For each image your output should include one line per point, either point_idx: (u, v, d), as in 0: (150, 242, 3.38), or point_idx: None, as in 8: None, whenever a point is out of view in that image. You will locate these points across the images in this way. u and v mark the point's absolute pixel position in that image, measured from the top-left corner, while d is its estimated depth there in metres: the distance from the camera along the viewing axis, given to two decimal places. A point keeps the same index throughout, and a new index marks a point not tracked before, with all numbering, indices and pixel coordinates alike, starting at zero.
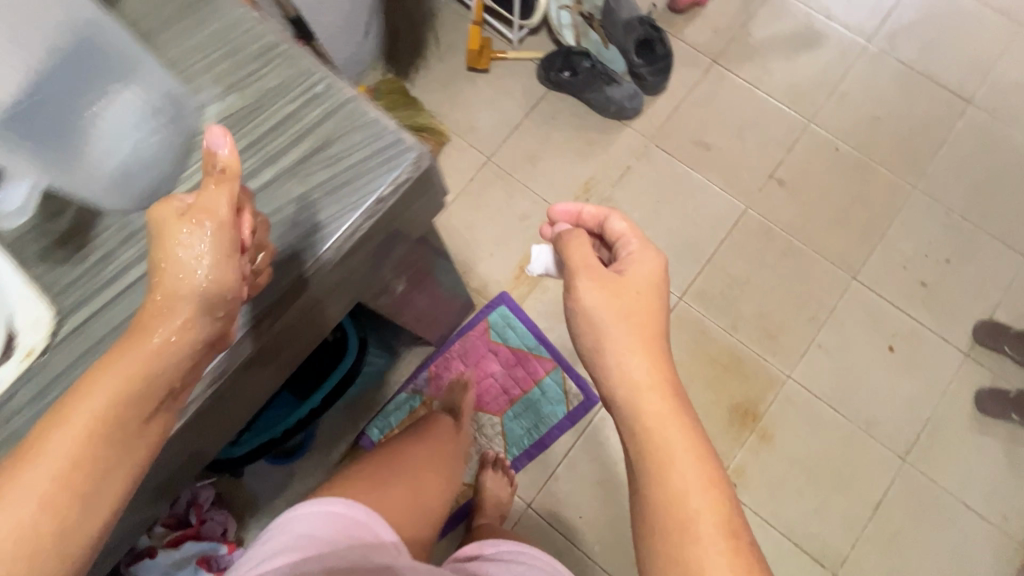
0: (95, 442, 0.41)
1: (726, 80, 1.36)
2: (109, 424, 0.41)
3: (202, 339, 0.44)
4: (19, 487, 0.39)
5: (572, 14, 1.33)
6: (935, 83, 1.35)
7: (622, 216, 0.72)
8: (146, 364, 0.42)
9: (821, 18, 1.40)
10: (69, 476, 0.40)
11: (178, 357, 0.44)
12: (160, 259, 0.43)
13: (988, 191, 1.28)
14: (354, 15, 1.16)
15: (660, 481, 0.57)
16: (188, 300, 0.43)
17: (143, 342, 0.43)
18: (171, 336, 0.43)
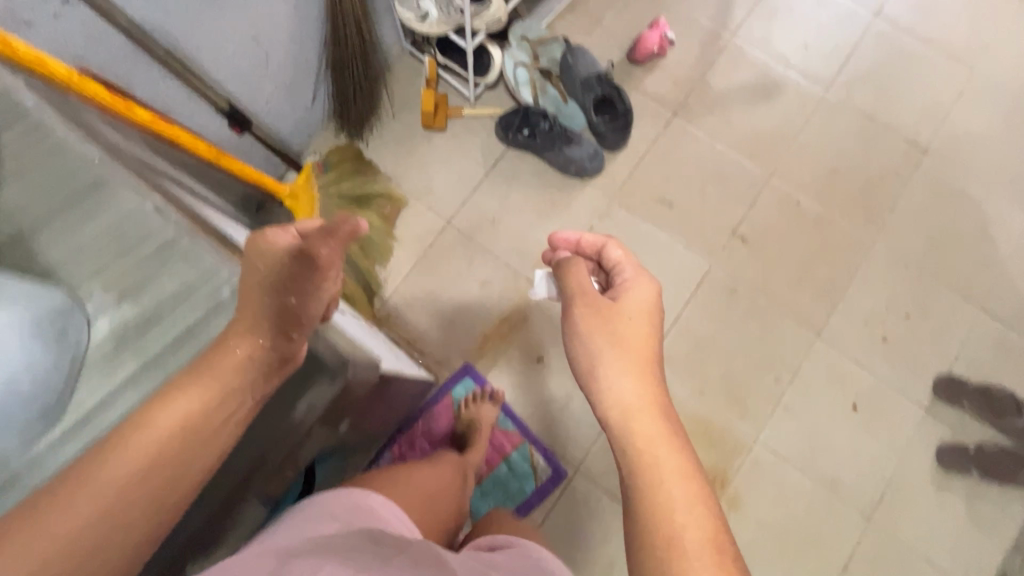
0: (187, 422, 0.53)
1: (687, 133, 1.35)
2: (197, 415, 0.54)
3: (272, 359, 0.58)
4: (124, 448, 0.50)
5: (529, 70, 1.29)
6: (891, 134, 1.37)
7: (618, 244, 0.75)
8: (232, 372, 0.56)
9: (779, 67, 1.40)
10: (159, 449, 0.51)
11: (255, 369, 0.57)
12: (264, 270, 0.57)
13: (943, 243, 1.30)
14: (296, 85, 1.12)
15: (650, 498, 0.55)
16: (274, 318, 0.58)
17: (237, 353, 0.57)
18: (252, 352, 0.57)
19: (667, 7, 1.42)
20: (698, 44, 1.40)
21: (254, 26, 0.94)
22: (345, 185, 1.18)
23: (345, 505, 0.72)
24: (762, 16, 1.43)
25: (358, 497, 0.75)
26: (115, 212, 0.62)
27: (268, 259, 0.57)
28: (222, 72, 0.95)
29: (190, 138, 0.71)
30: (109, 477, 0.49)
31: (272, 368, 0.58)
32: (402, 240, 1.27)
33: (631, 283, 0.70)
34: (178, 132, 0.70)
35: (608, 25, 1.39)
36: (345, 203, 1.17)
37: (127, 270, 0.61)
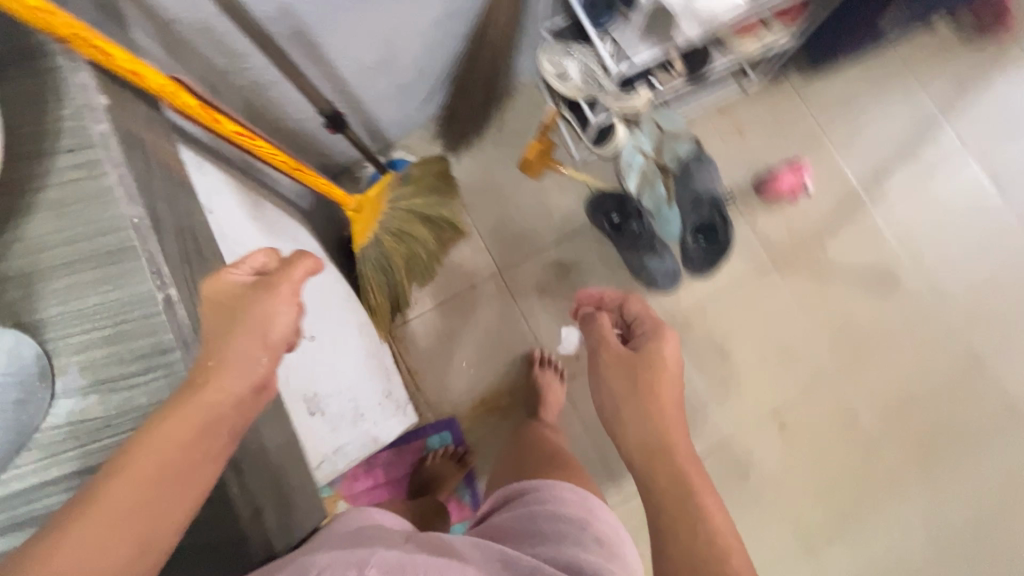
0: (149, 480, 0.37)
1: (777, 290, 1.24)
2: (165, 465, 0.38)
3: (253, 381, 0.42)
4: (62, 537, 0.35)
5: (647, 159, 1.15)
6: (994, 386, 1.21)
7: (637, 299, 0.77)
8: (204, 410, 0.39)
9: (907, 262, 1.25)
10: (126, 514, 0.37)
11: (226, 405, 0.40)
12: (217, 307, 0.43)
13: (990, 527, 1.16)
14: (413, 85, 1.08)
15: (683, 543, 0.54)
16: (241, 355, 0.41)
17: (212, 388, 0.40)
18: (221, 385, 0.40)
19: (819, 149, 1.29)
20: (832, 202, 1.27)
21: (393, 28, 0.89)
22: (416, 200, 1.08)
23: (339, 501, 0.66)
24: (915, 200, 1.27)
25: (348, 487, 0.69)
26: (99, 290, 0.40)
27: (225, 301, 0.43)
28: (346, 60, 0.91)
29: (271, 149, 0.68)
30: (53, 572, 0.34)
31: (251, 398, 0.42)
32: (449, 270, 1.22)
33: (656, 332, 0.69)
34: (261, 141, 0.67)
35: (749, 142, 1.28)
36: (410, 219, 1.07)
37: (100, 361, 0.40)
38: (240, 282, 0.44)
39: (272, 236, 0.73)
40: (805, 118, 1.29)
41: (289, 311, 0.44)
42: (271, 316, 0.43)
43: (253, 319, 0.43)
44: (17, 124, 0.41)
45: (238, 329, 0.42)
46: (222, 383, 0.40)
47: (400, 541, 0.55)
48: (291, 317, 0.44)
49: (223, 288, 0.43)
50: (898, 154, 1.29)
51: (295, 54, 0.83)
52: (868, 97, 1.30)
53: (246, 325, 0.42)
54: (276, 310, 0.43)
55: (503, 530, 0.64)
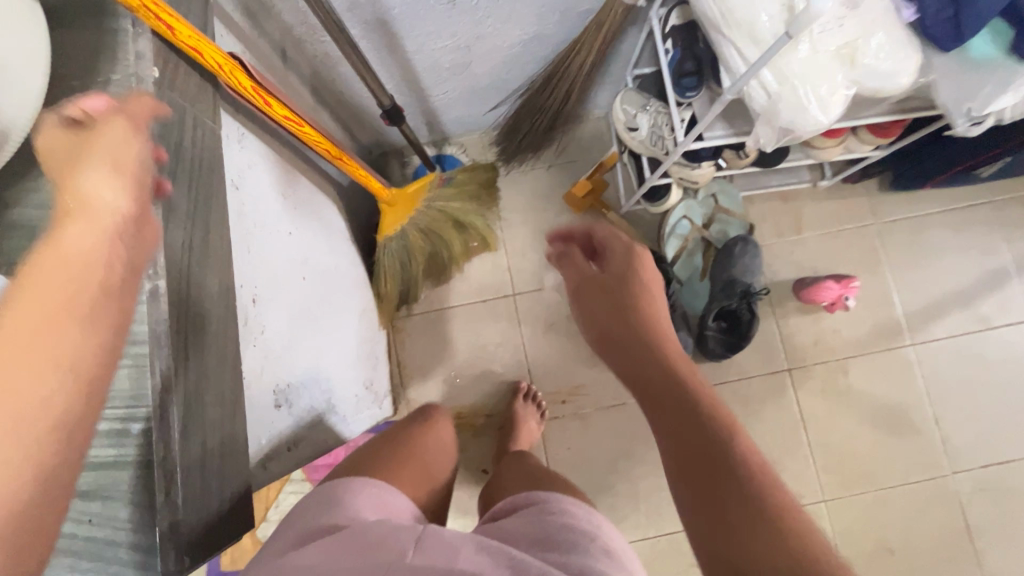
0: (47, 313, 0.30)
1: (783, 396, 1.19)
2: (52, 296, 0.31)
3: (127, 209, 0.35)
4: None
5: (692, 229, 1.17)
6: (978, 565, 1.14)
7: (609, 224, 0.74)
8: (82, 239, 0.33)
9: (928, 410, 1.19)
10: (30, 358, 0.29)
11: (105, 225, 0.34)
12: (57, 156, 0.35)
13: None
14: (482, 92, 1.06)
15: (705, 463, 0.49)
16: (103, 179, 0.35)
17: (83, 224, 0.33)
18: (90, 209, 0.34)
19: (874, 269, 1.22)
20: (869, 326, 1.21)
21: (474, 38, 0.88)
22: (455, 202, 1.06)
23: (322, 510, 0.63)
24: (959, 352, 1.20)
25: (335, 497, 0.65)
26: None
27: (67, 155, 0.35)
28: (421, 56, 0.90)
29: (316, 137, 0.69)
30: None
31: (132, 220, 0.36)
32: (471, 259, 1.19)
33: (631, 255, 0.69)
34: (308, 124, 0.67)
35: (803, 241, 1.22)
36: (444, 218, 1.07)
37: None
38: (64, 126, 0.36)
39: (297, 215, 0.74)
40: (869, 232, 1.23)
41: (141, 136, 0.38)
42: (117, 139, 0.36)
43: (103, 147, 0.36)
44: (71, 76, 0.42)
45: (89, 160, 0.35)
46: (93, 213, 0.34)
47: (400, 557, 0.51)
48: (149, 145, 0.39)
49: (48, 137, 0.36)
50: (956, 299, 1.21)
51: (372, 39, 0.83)
52: (943, 232, 1.23)
53: (95, 154, 0.35)
54: (129, 135, 0.37)
55: (509, 536, 0.61)
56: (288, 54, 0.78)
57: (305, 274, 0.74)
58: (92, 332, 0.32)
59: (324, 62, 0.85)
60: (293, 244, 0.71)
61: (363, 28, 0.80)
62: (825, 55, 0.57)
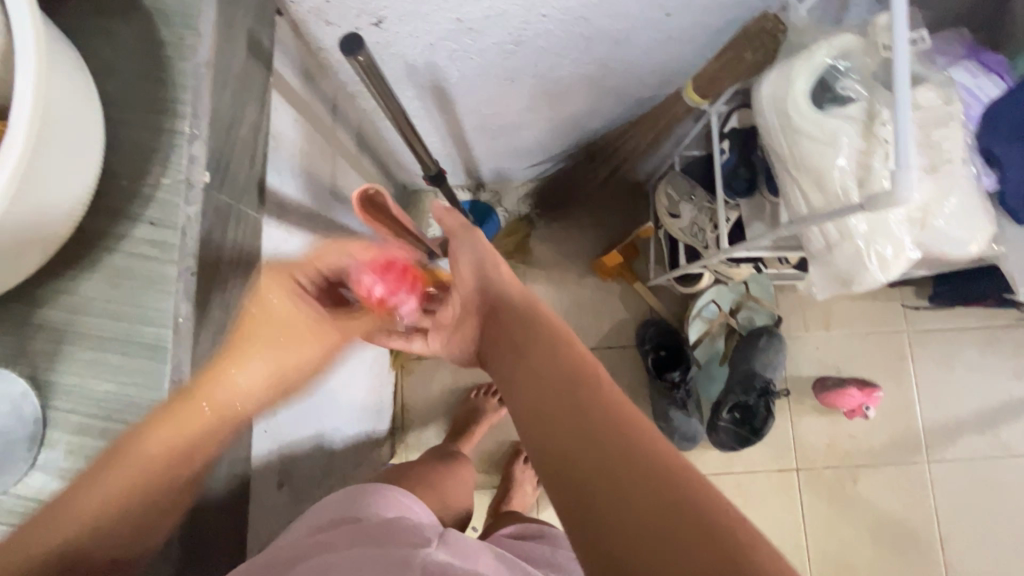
0: (176, 452, 0.41)
1: (787, 497, 1.16)
2: (175, 452, 0.41)
3: (243, 403, 0.46)
4: (92, 490, 0.38)
5: (719, 315, 1.14)
6: None
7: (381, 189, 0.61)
8: (203, 422, 0.42)
9: (934, 531, 1.15)
10: (129, 500, 0.40)
11: (216, 426, 0.44)
12: (269, 312, 0.48)
13: None
14: (526, 153, 1.05)
15: (558, 416, 0.39)
16: (248, 380, 0.45)
17: (222, 388, 0.44)
18: (221, 402, 0.44)
19: (899, 379, 1.19)
20: (886, 437, 1.17)
21: (527, 108, 0.86)
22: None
23: (346, 495, 0.62)
24: (974, 476, 1.16)
25: (359, 492, 0.63)
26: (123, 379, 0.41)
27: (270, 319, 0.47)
28: (472, 116, 0.88)
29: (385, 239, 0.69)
30: (76, 525, 0.38)
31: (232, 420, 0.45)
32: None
33: None
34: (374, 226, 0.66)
35: (829, 339, 1.19)
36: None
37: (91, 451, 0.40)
38: (299, 304, 0.49)
39: None
40: (898, 340, 1.19)
41: (314, 355, 0.50)
42: (286, 347, 0.48)
43: (259, 337, 0.46)
44: (120, 173, 0.42)
45: (264, 356, 0.46)
46: (218, 404, 0.44)
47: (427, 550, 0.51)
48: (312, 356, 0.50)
49: (276, 301, 0.48)
50: (980, 421, 1.17)
51: (424, 101, 0.81)
52: (975, 350, 1.19)
53: (276, 348, 0.47)
54: (301, 352, 0.49)
55: (524, 553, 0.64)
56: (337, 108, 0.76)
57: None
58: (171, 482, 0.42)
59: (371, 114, 0.83)
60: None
61: (416, 92, 0.78)
62: (895, 215, 0.55)
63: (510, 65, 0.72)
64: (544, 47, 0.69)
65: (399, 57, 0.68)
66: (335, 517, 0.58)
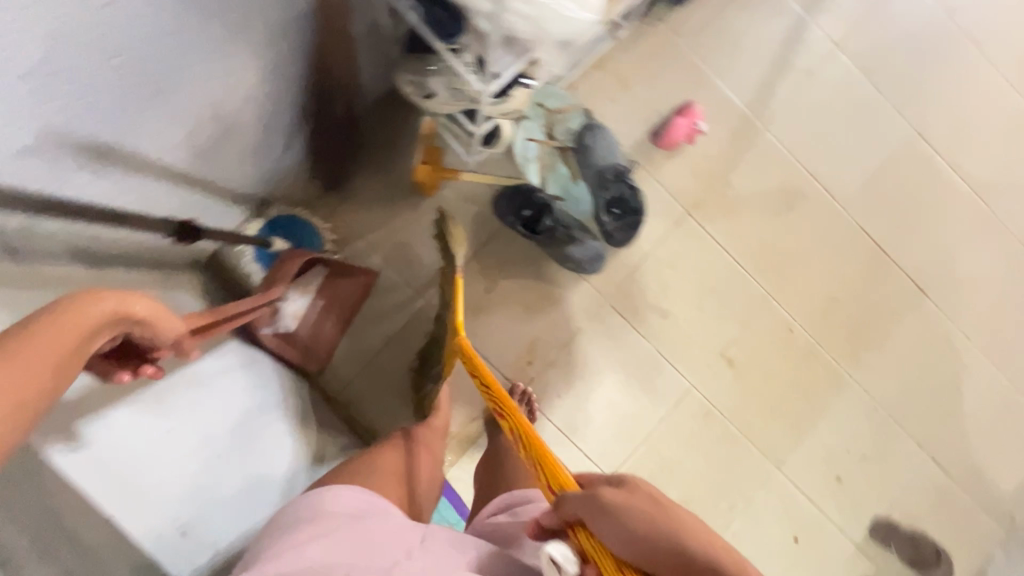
0: (120, 318, 0.48)
1: (696, 237, 1.25)
2: (116, 321, 0.47)
3: (161, 332, 0.55)
4: (80, 309, 0.43)
5: (541, 146, 1.13)
6: (896, 269, 1.31)
7: (169, 324, 0.56)
8: (147, 317, 0.52)
9: (804, 173, 1.29)
10: (78, 334, 0.42)
11: (155, 322, 0.53)
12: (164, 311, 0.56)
13: (916, 391, 1.31)
14: (271, 142, 0.94)
15: None
16: (163, 323, 0.55)
17: (153, 310, 0.53)
18: (159, 327, 0.55)
19: (706, 83, 1.26)
20: (727, 133, 1.26)
21: (215, 105, 0.75)
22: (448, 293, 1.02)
23: (308, 509, 0.72)
24: (801, 111, 1.30)
25: (314, 506, 0.72)
26: None
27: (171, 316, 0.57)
28: (175, 151, 0.75)
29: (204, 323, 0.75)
30: (60, 321, 0.41)
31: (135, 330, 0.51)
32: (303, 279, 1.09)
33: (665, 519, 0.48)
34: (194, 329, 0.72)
35: (637, 95, 1.23)
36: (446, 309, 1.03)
37: None
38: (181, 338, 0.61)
39: (171, 410, 0.77)
40: (684, 53, 1.25)
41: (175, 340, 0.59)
42: (173, 324, 0.57)
43: (170, 320, 0.57)
44: None
45: (173, 320, 0.57)
46: (160, 315, 0.54)
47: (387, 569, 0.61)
48: (174, 334, 0.57)
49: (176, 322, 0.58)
50: (778, 67, 1.29)
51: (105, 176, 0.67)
52: (740, 15, 1.27)
53: (173, 334, 0.57)
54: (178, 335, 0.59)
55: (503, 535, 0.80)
56: (21, 252, 0.62)
57: (225, 448, 0.82)
58: (102, 322, 0.45)
59: (90, 229, 0.71)
60: (197, 434, 0.79)
61: (139, 213, 0.75)
62: None
63: (143, 77, 0.61)
64: (146, 38, 0.58)
65: (18, 158, 0.54)
66: (299, 529, 0.68)
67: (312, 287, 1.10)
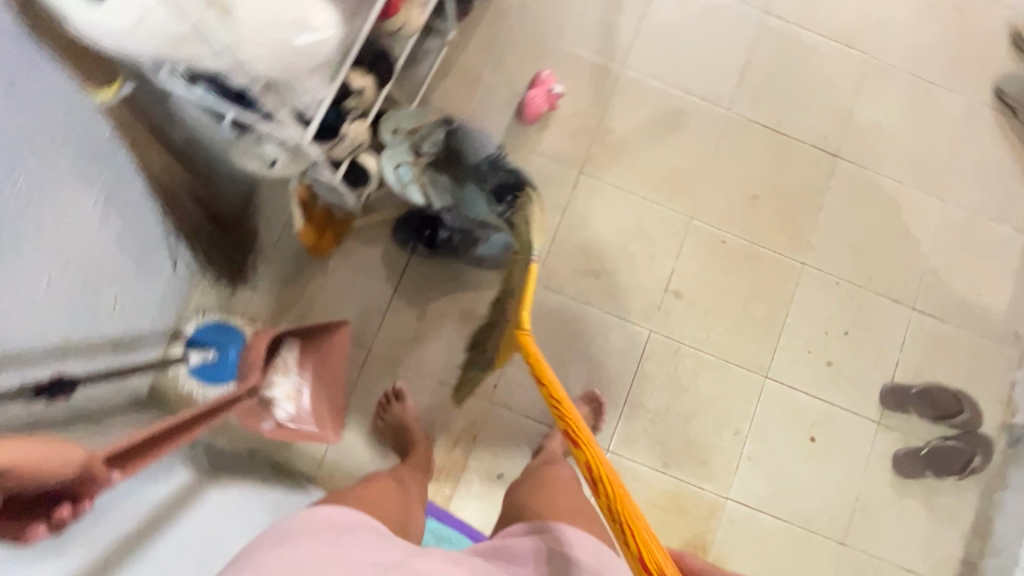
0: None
1: (598, 191, 1.26)
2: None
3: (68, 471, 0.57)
4: None
5: (412, 166, 1.08)
6: (801, 145, 1.31)
7: (72, 455, 0.59)
8: (40, 457, 0.54)
9: (676, 92, 1.30)
10: None
11: (51, 461, 0.55)
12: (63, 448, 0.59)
13: (869, 250, 1.28)
14: (154, 260, 0.99)
15: None
16: (61, 458, 0.57)
17: (44, 453, 0.56)
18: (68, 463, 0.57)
19: (550, 48, 1.28)
20: (588, 85, 1.28)
21: (62, 247, 0.77)
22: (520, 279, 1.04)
23: (312, 520, 0.72)
24: (650, 37, 1.31)
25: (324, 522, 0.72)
26: None
27: (71, 451, 0.60)
28: (48, 303, 0.77)
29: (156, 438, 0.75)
30: None
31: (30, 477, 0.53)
32: (279, 359, 1.09)
33: None
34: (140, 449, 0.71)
35: (489, 85, 1.25)
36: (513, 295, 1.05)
37: None
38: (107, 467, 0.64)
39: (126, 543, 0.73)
40: (519, 30, 1.28)
41: (96, 470, 0.61)
42: (78, 455, 0.60)
43: (70, 451, 0.59)
44: None
45: (77, 451, 0.60)
46: (58, 452, 0.57)
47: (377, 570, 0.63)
48: (85, 466, 0.60)
49: (89, 456, 0.61)
50: (610, 7, 1.31)
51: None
52: None
53: (82, 466, 0.59)
54: (93, 466, 0.61)
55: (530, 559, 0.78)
56: None
57: (181, 551, 0.78)
58: None
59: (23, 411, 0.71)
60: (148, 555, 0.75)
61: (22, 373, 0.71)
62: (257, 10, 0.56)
63: None
64: None
65: None
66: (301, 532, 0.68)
67: (293, 363, 1.10)
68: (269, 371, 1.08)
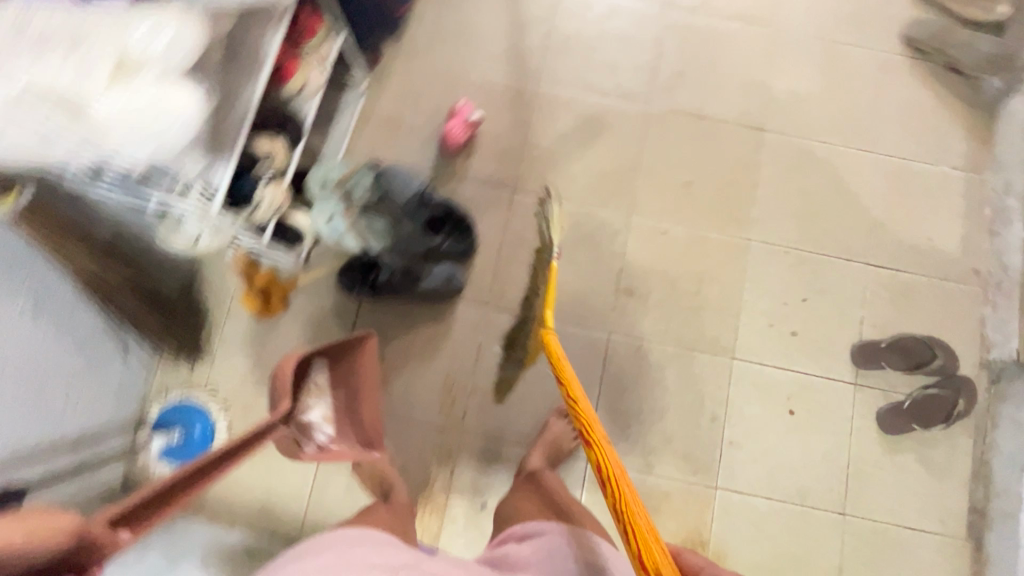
0: None
1: (534, 205, 1.27)
2: None
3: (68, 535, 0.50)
4: None
5: (345, 216, 1.10)
6: (725, 125, 1.32)
7: (65, 519, 0.50)
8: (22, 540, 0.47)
9: (593, 97, 1.33)
10: None
11: (35, 543, 0.48)
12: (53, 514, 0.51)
13: (811, 214, 1.29)
14: (96, 352, 1.00)
15: None
16: (45, 530, 0.49)
17: (31, 529, 0.49)
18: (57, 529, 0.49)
19: (463, 79, 1.32)
20: (506, 106, 1.31)
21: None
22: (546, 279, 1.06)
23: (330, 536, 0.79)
24: (559, 50, 1.34)
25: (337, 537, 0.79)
26: None
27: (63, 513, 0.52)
28: None
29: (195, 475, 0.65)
30: None
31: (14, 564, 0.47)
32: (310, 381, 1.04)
33: None
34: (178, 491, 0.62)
35: (409, 125, 1.29)
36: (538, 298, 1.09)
37: None
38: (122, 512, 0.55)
39: None
40: (430, 68, 1.32)
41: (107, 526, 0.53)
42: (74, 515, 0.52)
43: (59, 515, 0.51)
44: None
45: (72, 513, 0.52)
46: (47, 521, 0.50)
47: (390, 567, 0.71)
48: (94, 525, 0.52)
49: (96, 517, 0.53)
50: (515, 29, 1.35)
51: None
52: (459, 11, 1.35)
53: (81, 527, 0.51)
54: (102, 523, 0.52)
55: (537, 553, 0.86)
56: None
57: None
58: None
59: None
60: None
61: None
62: (112, 98, 0.59)
63: None
64: None
65: None
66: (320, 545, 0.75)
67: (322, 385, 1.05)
68: (303, 394, 1.02)
